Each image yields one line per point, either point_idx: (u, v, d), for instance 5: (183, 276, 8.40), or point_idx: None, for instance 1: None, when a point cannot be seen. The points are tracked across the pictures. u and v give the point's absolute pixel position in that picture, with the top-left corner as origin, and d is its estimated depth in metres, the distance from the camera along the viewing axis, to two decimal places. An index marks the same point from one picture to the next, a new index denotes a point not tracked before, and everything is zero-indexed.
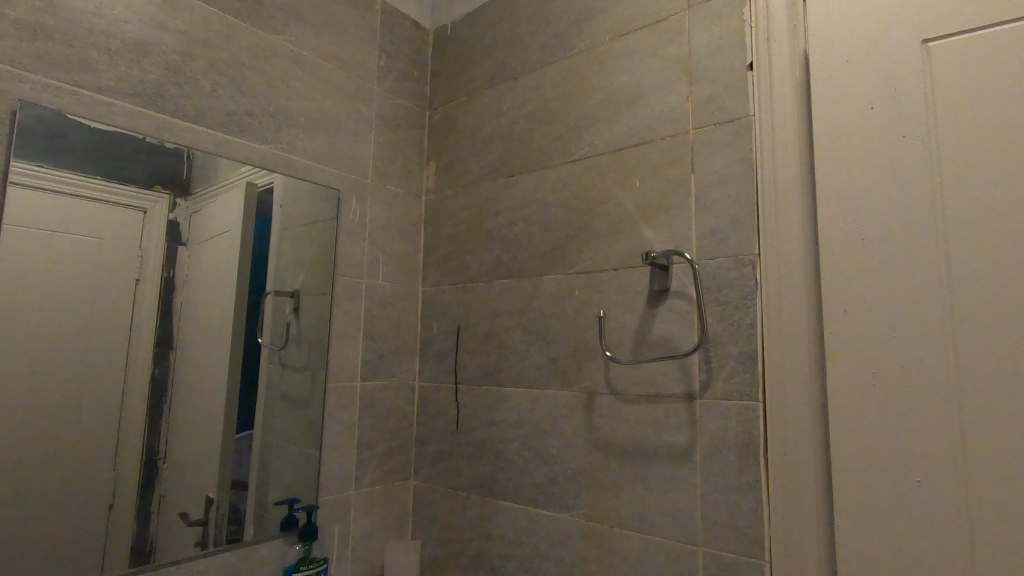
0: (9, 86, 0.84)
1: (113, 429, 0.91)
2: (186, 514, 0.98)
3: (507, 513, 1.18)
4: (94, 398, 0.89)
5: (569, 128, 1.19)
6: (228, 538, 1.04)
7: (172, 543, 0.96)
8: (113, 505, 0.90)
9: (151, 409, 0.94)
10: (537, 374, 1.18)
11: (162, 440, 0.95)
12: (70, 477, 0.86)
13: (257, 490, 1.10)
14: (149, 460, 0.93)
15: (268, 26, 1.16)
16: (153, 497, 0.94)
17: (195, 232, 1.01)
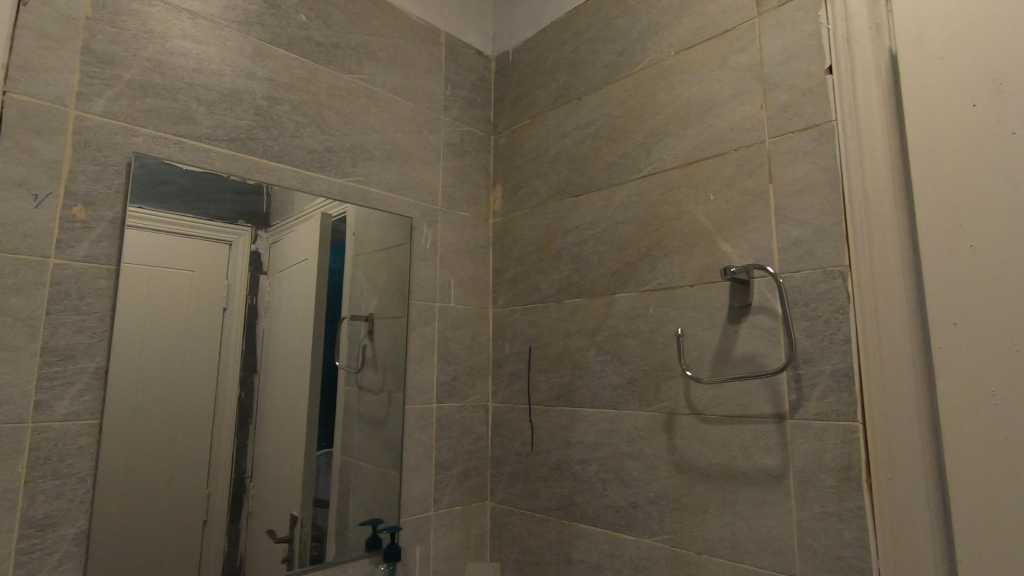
0: (126, 140, 0.93)
1: (206, 449, 0.96)
2: (273, 531, 1.03)
3: (587, 537, 1.16)
4: (194, 422, 0.95)
5: (637, 145, 1.18)
6: (313, 556, 1.08)
7: (264, 557, 1.01)
8: (207, 521, 0.95)
9: (238, 430, 1.00)
10: (613, 394, 1.16)
11: (252, 460, 1.01)
12: (176, 498, 0.92)
13: (339, 509, 1.13)
14: (237, 479, 0.99)
15: (344, 67, 1.23)
16: (242, 513, 0.99)
17: (274, 262, 1.07)
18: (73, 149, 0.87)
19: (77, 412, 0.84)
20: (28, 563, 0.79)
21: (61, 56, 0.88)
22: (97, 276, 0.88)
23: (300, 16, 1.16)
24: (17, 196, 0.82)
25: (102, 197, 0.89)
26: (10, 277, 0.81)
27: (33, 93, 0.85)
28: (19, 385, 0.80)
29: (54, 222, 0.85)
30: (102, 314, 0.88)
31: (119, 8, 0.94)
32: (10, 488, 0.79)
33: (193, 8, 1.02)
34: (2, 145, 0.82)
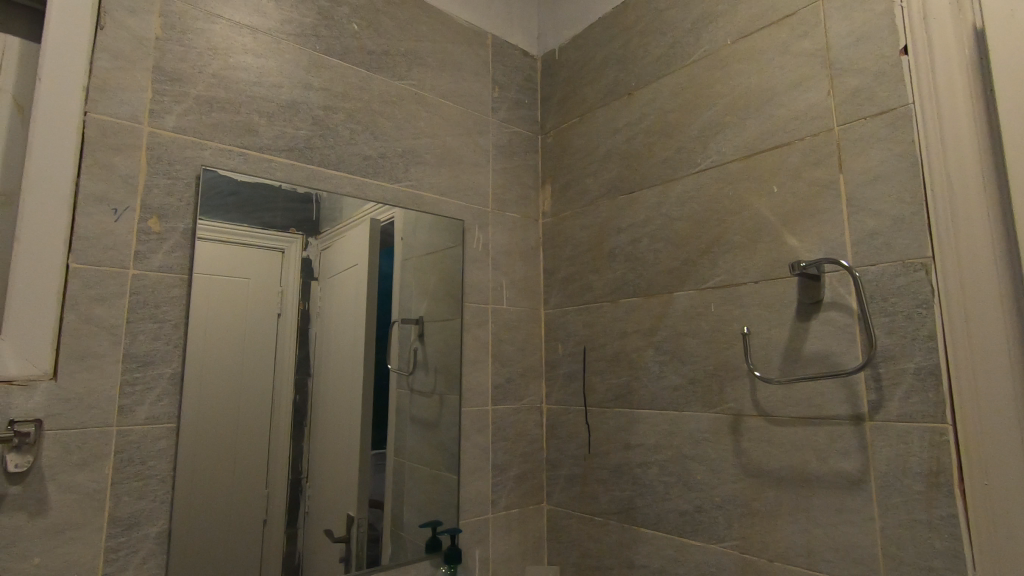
0: (194, 154, 0.96)
1: (265, 450, 0.98)
2: (331, 531, 1.04)
3: (649, 542, 1.13)
4: (257, 425, 0.98)
5: (692, 138, 1.15)
6: (369, 555, 1.09)
7: (329, 557, 1.03)
8: (266, 520, 0.97)
9: (295, 432, 1.01)
10: (673, 395, 1.13)
11: (313, 464, 1.02)
12: (239, 497, 0.94)
13: (394, 510, 1.14)
14: (294, 479, 1.00)
15: (395, 73, 1.24)
16: (300, 513, 1.00)
17: (325, 267, 1.08)
18: (147, 164, 0.91)
19: (156, 416, 0.88)
20: (116, 561, 0.83)
21: (135, 75, 0.92)
22: (172, 284, 0.92)
23: (352, 25, 1.19)
24: (98, 211, 0.86)
25: (174, 209, 0.93)
26: (95, 288, 0.85)
27: (110, 112, 0.89)
28: (105, 390, 0.84)
29: (132, 234, 0.89)
30: (177, 321, 0.91)
31: (186, 26, 0.98)
32: (99, 489, 0.82)
33: (252, 23, 1.05)
34: (85, 162, 0.86)
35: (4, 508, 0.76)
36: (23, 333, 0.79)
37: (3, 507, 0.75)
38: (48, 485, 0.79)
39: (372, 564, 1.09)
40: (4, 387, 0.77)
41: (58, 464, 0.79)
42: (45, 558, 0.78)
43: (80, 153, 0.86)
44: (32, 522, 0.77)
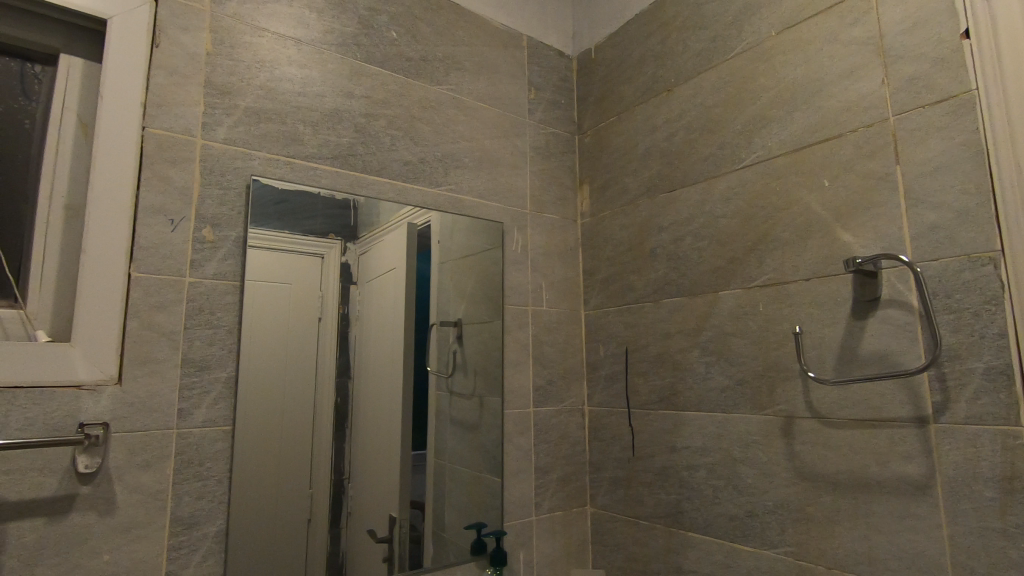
0: (244, 164, 0.99)
1: (308, 451, 0.99)
2: (374, 531, 1.05)
3: (698, 547, 1.11)
4: (301, 427, 0.99)
5: (736, 133, 1.12)
6: (412, 556, 1.10)
7: (378, 558, 1.05)
8: (311, 520, 0.98)
9: (337, 434, 1.02)
10: (720, 397, 1.10)
11: (358, 466, 1.04)
12: (285, 497, 0.96)
13: (436, 511, 1.15)
14: (337, 480, 1.01)
15: (433, 78, 1.25)
16: (343, 513, 1.01)
17: (363, 272, 1.09)
18: (200, 175, 0.94)
19: (212, 419, 0.91)
20: (178, 559, 0.86)
21: (188, 90, 0.95)
22: (225, 291, 0.94)
23: (391, 33, 1.20)
24: (156, 222, 0.90)
25: (226, 218, 0.96)
26: (155, 296, 0.88)
27: (167, 127, 0.92)
28: (165, 394, 0.87)
29: (188, 244, 0.92)
30: (231, 326, 0.94)
31: (234, 41, 1.01)
32: (161, 489, 0.85)
33: (296, 35, 1.08)
34: (143, 175, 0.89)
35: (76, 507, 0.79)
36: (90, 340, 0.83)
37: (74, 506, 0.79)
38: (115, 485, 0.82)
39: (418, 565, 1.10)
40: (74, 392, 0.81)
41: (124, 465, 0.83)
42: (114, 556, 0.81)
43: (138, 167, 0.89)
44: (101, 521, 0.80)
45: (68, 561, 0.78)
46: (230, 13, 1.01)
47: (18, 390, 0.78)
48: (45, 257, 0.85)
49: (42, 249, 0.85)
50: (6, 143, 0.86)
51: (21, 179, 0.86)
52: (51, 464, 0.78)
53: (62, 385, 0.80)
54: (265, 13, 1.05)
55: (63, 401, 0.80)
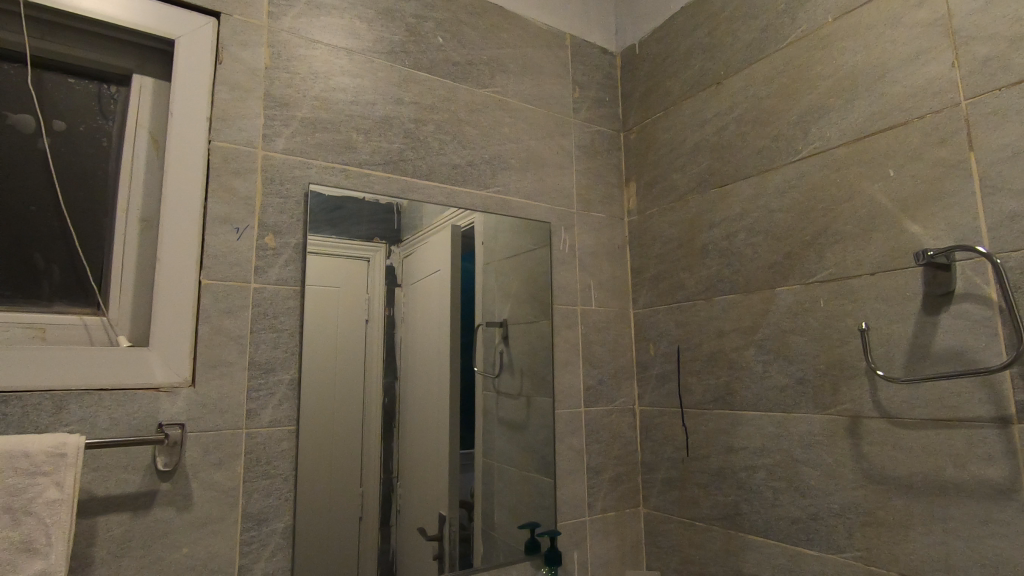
0: (302, 173, 1.03)
1: (357, 450, 1.01)
2: (424, 529, 1.06)
3: (758, 550, 1.08)
4: (351, 426, 1.01)
5: (792, 124, 1.08)
6: (461, 555, 1.10)
7: (429, 555, 1.06)
8: (362, 517, 1.00)
9: (385, 433, 1.04)
10: (780, 396, 1.07)
11: (408, 465, 1.05)
12: (339, 496, 0.98)
13: (485, 511, 1.15)
14: (386, 478, 1.02)
15: (479, 82, 1.27)
16: (392, 510, 1.02)
17: (407, 274, 1.10)
18: (262, 185, 0.98)
19: (278, 420, 0.94)
20: (250, 553, 0.89)
21: (249, 103, 0.99)
22: (286, 296, 0.98)
23: (438, 39, 1.22)
24: (223, 230, 0.94)
25: (287, 226, 1.00)
26: (224, 301, 0.92)
27: (231, 139, 0.96)
28: (235, 395, 0.91)
29: (252, 251, 0.96)
30: (293, 330, 0.98)
31: (291, 54, 1.04)
32: (233, 486, 0.89)
33: (348, 45, 1.11)
34: (210, 187, 0.94)
35: (157, 502, 0.84)
36: (166, 344, 0.87)
37: (155, 501, 0.83)
38: (191, 482, 0.86)
39: (468, 563, 1.11)
40: (153, 394, 0.86)
41: (199, 463, 0.87)
42: (192, 549, 0.85)
43: (206, 179, 0.94)
44: (179, 516, 0.85)
45: (151, 554, 0.82)
46: (286, 27, 1.05)
47: (103, 392, 0.83)
48: (124, 267, 0.91)
49: (122, 259, 0.91)
50: (88, 161, 0.91)
51: (101, 194, 0.91)
52: (134, 461, 0.83)
53: (143, 387, 0.85)
54: (318, 26, 1.08)
55: (143, 402, 0.85)
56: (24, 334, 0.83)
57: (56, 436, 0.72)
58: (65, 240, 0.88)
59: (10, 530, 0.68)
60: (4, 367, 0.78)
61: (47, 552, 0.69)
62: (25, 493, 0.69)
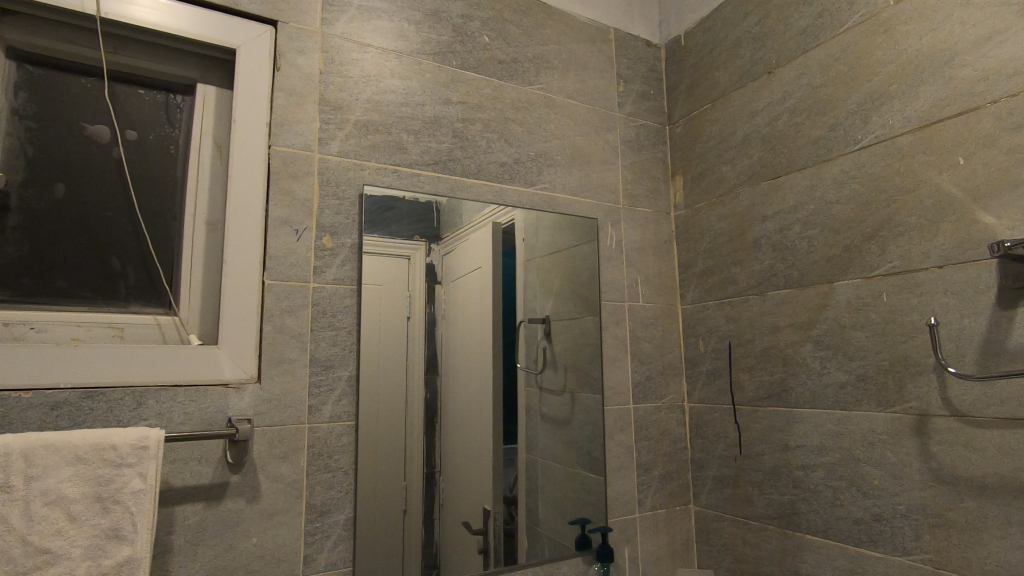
0: (356, 174, 1.05)
1: (400, 445, 1.01)
2: (468, 523, 1.06)
3: (817, 550, 1.06)
4: (396, 421, 1.02)
5: (850, 113, 1.05)
6: (506, 550, 1.10)
7: (475, 550, 1.06)
8: (406, 511, 1.00)
9: (427, 428, 1.04)
10: (839, 393, 1.04)
11: (451, 460, 1.05)
12: (388, 490, 0.99)
13: (530, 507, 1.14)
14: (428, 473, 1.03)
15: (524, 79, 1.27)
16: (435, 504, 1.03)
17: (448, 272, 1.10)
18: (319, 188, 1.01)
19: (338, 415, 0.97)
20: (313, 543, 0.93)
21: (306, 109, 1.02)
22: (343, 295, 1.01)
23: (483, 38, 1.23)
24: (284, 233, 0.97)
25: (343, 227, 1.02)
26: (286, 301, 0.96)
27: (289, 143, 0.99)
28: (299, 391, 0.95)
29: (311, 252, 0.99)
30: (351, 328, 1.00)
31: (343, 59, 1.07)
32: (297, 479, 0.93)
33: (397, 48, 1.13)
34: (271, 191, 0.97)
35: (228, 493, 0.87)
36: (234, 342, 0.91)
37: (227, 492, 0.87)
38: (259, 475, 0.90)
39: (513, 559, 1.10)
40: (223, 390, 0.89)
41: (266, 456, 0.91)
42: (261, 539, 0.89)
43: (267, 183, 0.97)
44: (249, 507, 0.88)
45: (224, 543, 0.86)
46: (339, 33, 1.07)
47: (178, 389, 0.87)
48: (192, 269, 0.95)
49: (190, 262, 0.95)
50: (157, 168, 0.96)
51: (169, 200, 0.96)
52: (207, 454, 0.87)
53: (213, 383, 0.89)
54: (368, 30, 1.10)
55: (214, 397, 0.89)
56: (104, 333, 0.87)
57: (139, 431, 0.76)
58: (139, 243, 0.93)
59: (100, 517, 0.72)
60: (88, 365, 0.82)
61: (133, 539, 0.73)
62: (112, 484, 0.73)
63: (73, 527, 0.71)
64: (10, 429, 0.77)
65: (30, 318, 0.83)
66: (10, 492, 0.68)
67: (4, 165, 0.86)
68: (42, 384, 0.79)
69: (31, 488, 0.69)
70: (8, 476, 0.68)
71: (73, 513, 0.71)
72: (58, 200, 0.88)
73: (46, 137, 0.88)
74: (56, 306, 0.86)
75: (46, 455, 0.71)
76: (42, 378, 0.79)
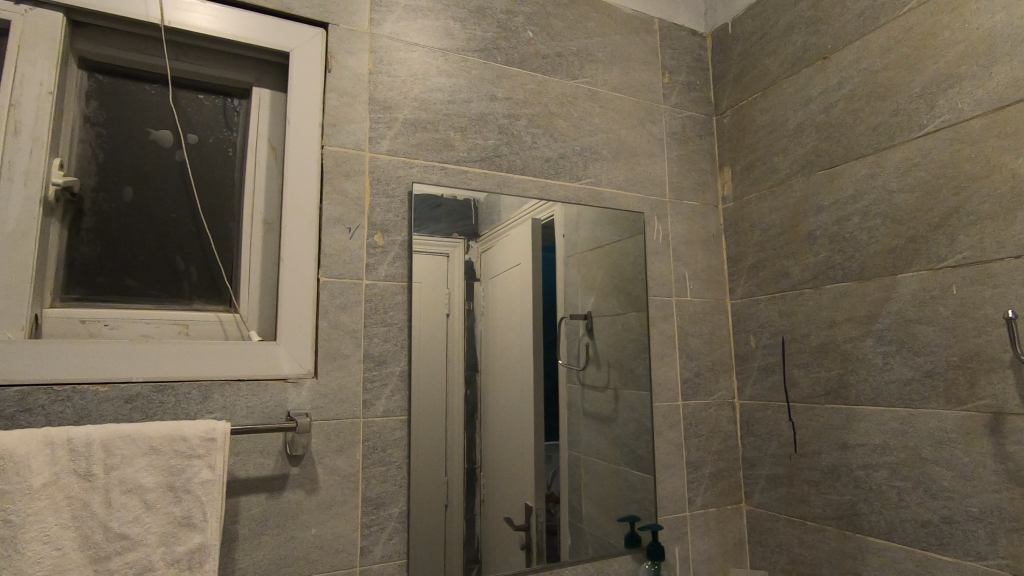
0: (405, 172, 1.06)
1: (443, 440, 1.01)
2: (511, 519, 1.06)
3: (880, 553, 1.02)
4: (437, 417, 1.02)
5: (914, 97, 1.00)
6: (548, 547, 1.09)
7: (517, 545, 1.06)
8: (448, 505, 1.00)
9: (468, 424, 1.04)
10: (904, 390, 1.00)
11: (493, 456, 1.05)
12: (434, 484, 1.00)
13: (572, 504, 1.13)
14: (470, 468, 1.03)
15: (569, 73, 1.26)
16: (476, 500, 1.03)
17: (486, 269, 1.09)
18: (370, 186, 1.03)
19: (391, 410, 0.99)
20: (369, 536, 0.94)
21: (357, 108, 1.04)
22: (395, 292, 1.02)
23: (528, 33, 1.23)
24: (337, 231, 0.99)
25: (394, 224, 1.04)
26: (340, 298, 0.98)
27: (341, 143, 1.01)
28: (354, 386, 0.97)
29: (363, 249, 1.01)
30: (402, 324, 1.02)
31: (392, 58, 1.08)
32: (353, 472, 0.94)
33: (443, 45, 1.13)
34: (325, 190, 0.99)
35: (288, 485, 0.90)
36: (291, 338, 0.93)
37: (288, 484, 0.90)
38: (317, 467, 0.92)
39: (555, 556, 1.09)
40: (283, 384, 0.92)
41: (323, 449, 0.93)
42: (320, 529, 0.91)
43: (320, 183, 0.99)
44: (308, 498, 0.91)
45: (286, 532, 0.89)
46: (387, 33, 1.08)
47: (240, 383, 0.90)
48: (252, 268, 0.98)
49: (249, 261, 0.98)
50: (217, 170, 0.99)
51: (228, 201, 0.99)
52: (269, 446, 0.90)
53: (273, 377, 0.92)
54: (415, 29, 1.11)
55: (274, 391, 0.91)
56: (172, 330, 0.91)
57: (208, 423, 0.79)
58: (201, 243, 0.96)
59: (173, 505, 0.75)
60: (158, 361, 0.86)
61: (204, 527, 0.76)
62: (183, 473, 0.76)
63: (149, 514, 0.74)
64: (88, 421, 0.81)
65: (104, 315, 0.88)
66: (92, 479, 0.72)
67: (78, 171, 0.90)
68: (116, 378, 0.83)
69: (111, 476, 0.73)
70: (90, 465, 0.72)
71: (149, 501, 0.74)
72: (127, 203, 0.92)
73: (115, 143, 0.93)
74: (127, 304, 0.90)
75: (123, 445, 0.74)
76: (116, 373, 0.83)
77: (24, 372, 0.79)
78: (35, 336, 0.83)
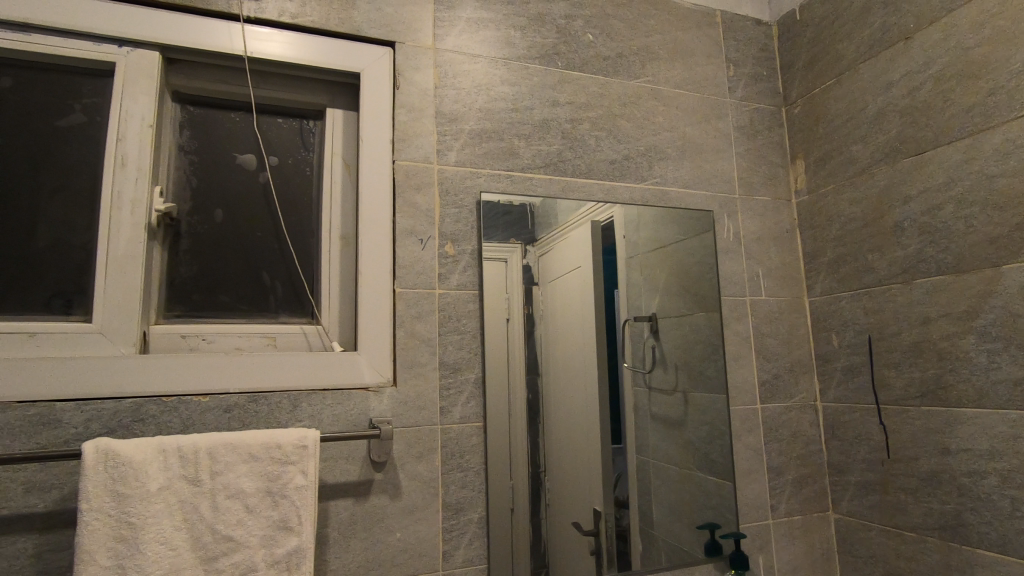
0: (472, 182, 1.08)
1: (507, 445, 1.02)
2: (579, 524, 1.05)
3: (992, 567, 0.94)
4: (506, 422, 1.02)
5: (1015, 74, 0.93)
6: (618, 553, 1.07)
7: (586, 551, 1.05)
8: (513, 509, 1.00)
9: (534, 429, 1.04)
10: (1014, 391, 0.92)
11: (561, 461, 1.05)
12: (506, 490, 1.00)
13: (642, 510, 1.11)
14: (534, 472, 1.02)
15: (630, 74, 1.25)
16: (541, 504, 1.02)
17: (545, 273, 1.09)
18: (440, 198, 1.05)
19: (467, 416, 1.00)
20: (451, 540, 0.96)
21: (424, 123, 1.06)
22: (466, 301, 1.04)
23: (588, 36, 1.22)
24: (410, 242, 1.02)
25: (463, 234, 1.06)
26: (414, 308, 1.00)
27: (411, 157, 1.04)
28: (431, 393, 0.99)
29: (435, 260, 1.03)
30: (474, 332, 1.03)
31: (456, 71, 1.10)
32: (433, 478, 0.97)
33: (504, 55, 1.15)
34: (397, 203, 1.02)
35: (373, 490, 0.93)
36: (370, 348, 0.97)
37: (373, 489, 0.93)
38: (399, 473, 0.95)
39: (625, 563, 1.07)
40: (364, 393, 0.95)
41: (404, 455, 0.95)
42: (404, 534, 0.94)
43: (392, 197, 1.02)
44: (392, 503, 0.94)
45: (372, 536, 0.92)
46: (450, 47, 1.11)
47: (325, 392, 0.94)
48: (331, 280, 1.02)
49: (327, 274, 1.02)
50: (295, 189, 1.04)
51: (307, 218, 1.04)
52: (354, 453, 0.93)
53: (356, 386, 0.95)
54: (477, 41, 1.13)
55: (357, 400, 0.95)
56: (261, 343, 0.97)
57: (299, 431, 0.83)
58: (284, 259, 1.01)
59: (271, 510, 0.80)
60: (251, 372, 0.91)
61: (300, 530, 0.80)
62: (280, 479, 0.80)
63: (251, 517, 0.78)
64: (192, 430, 0.87)
65: (202, 330, 0.94)
66: (200, 485, 0.77)
67: (175, 197, 0.97)
68: (214, 389, 0.89)
69: (216, 481, 0.78)
70: (197, 471, 0.77)
71: (250, 505, 0.79)
72: (218, 224, 0.98)
73: (206, 169, 0.99)
74: (221, 319, 0.96)
75: (225, 452, 0.79)
76: (214, 384, 0.89)
77: (135, 385, 0.85)
78: (144, 351, 0.90)
